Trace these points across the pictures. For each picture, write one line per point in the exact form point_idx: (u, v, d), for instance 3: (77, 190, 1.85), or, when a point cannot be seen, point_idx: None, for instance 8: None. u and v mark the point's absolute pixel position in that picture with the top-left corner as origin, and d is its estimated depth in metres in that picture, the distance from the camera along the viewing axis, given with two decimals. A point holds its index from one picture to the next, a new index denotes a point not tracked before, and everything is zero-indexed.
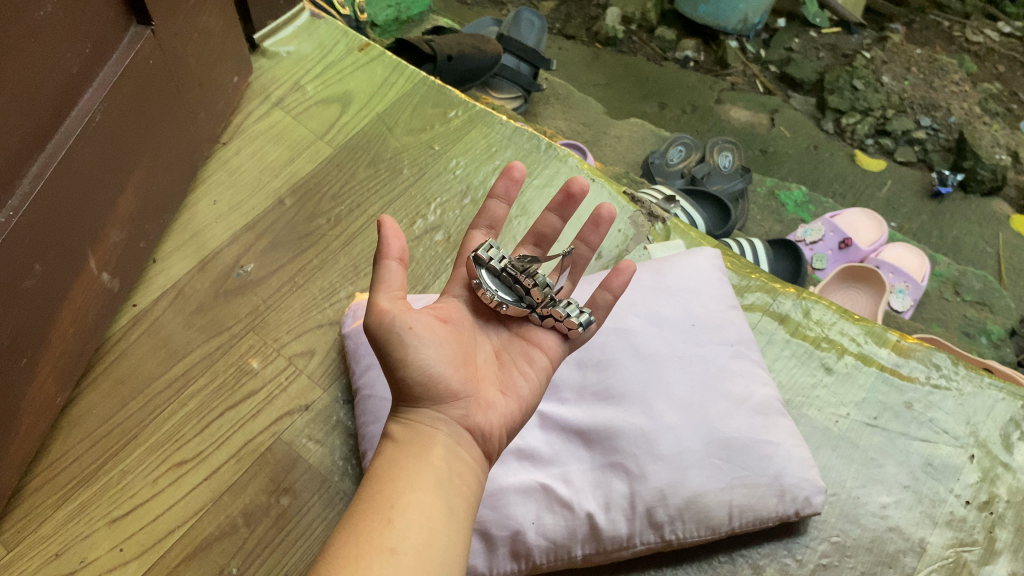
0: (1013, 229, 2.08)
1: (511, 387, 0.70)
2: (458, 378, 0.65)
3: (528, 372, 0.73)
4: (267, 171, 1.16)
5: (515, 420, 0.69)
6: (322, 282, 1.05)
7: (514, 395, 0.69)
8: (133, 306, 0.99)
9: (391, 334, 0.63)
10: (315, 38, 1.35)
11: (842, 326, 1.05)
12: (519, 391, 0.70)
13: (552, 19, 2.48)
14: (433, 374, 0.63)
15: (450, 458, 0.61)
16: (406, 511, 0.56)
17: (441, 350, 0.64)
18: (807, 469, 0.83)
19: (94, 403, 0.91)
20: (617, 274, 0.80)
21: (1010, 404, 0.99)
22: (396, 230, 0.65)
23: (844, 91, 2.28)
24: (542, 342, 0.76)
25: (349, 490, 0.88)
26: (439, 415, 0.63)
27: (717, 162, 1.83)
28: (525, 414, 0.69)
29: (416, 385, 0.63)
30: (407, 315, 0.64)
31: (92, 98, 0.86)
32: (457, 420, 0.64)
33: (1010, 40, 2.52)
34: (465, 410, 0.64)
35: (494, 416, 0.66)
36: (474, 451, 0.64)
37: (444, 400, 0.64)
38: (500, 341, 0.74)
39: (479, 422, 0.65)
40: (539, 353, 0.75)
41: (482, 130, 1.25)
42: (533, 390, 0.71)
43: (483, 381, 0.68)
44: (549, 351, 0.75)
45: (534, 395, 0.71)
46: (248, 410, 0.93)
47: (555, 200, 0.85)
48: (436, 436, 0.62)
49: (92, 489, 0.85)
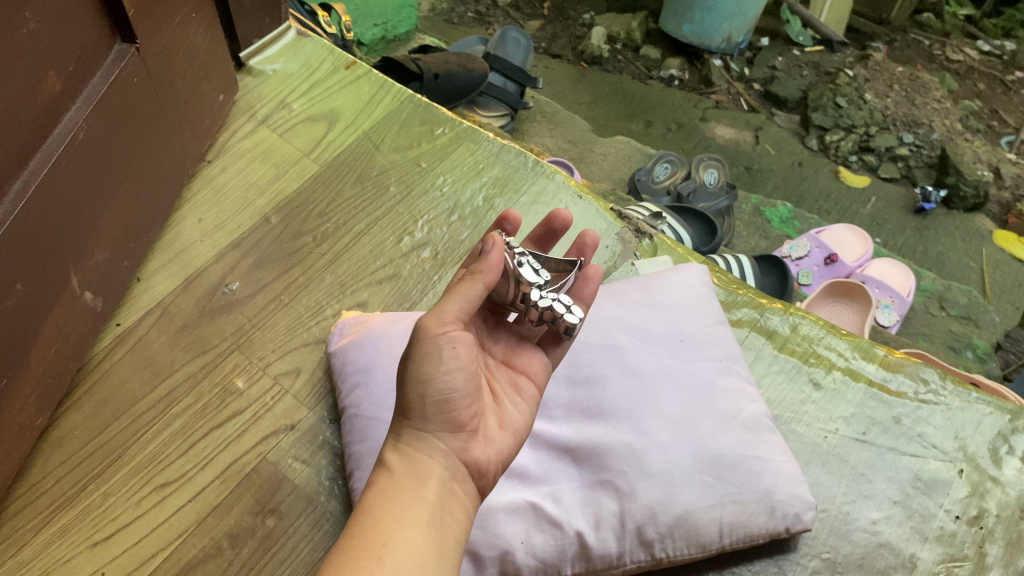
0: (996, 244, 2.09)
1: (506, 419, 0.69)
2: (469, 410, 0.64)
3: (520, 403, 0.72)
4: (253, 190, 1.15)
5: (509, 454, 0.68)
6: (309, 300, 1.05)
7: (509, 428, 0.69)
8: (116, 326, 0.98)
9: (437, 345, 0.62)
10: (302, 56, 1.35)
11: (829, 341, 1.05)
12: (513, 423, 0.70)
13: (538, 39, 2.53)
14: (452, 398, 0.62)
15: (444, 494, 0.60)
16: (397, 550, 0.54)
17: (468, 378, 0.63)
18: (796, 486, 0.83)
19: (76, 424, 0.89)
20: (586, 282, 0.80)
21: (997, 418, 0.99)
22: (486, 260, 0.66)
23: (827, 108, 2.29)
24: (526, 369, 0.75)
25: (336, 511, 0.87)
26: (439, 445, 0.62)
27: (703, 178, 1.85)
28: (519, 448, 0.68)
29: (431, 406, 0.62)
30: (456, 332, 0.63)
31: (76, 115, 0.86)
32: (457, 452, 0.63)
33: (988, 58, 2.59)
34: (466, 442, 0.64)
35: (492, 451, 0.66)
36: (468, 485, 0.63)
37: (448, 430, 0.62)
38: (488, 367, 0.72)
39: (477, 456, 0.64)
40: (527, 382, 0.74)
41: (469, 148, 1.25)
42: (525, 421, 0.71)
43: (484, 412, 0.67)
44: (536, 378, 0.75)
45: (526, 428, 0.71)
46: (233, 431, 0.91)
47: (535, 232, 0.87)
48: (432, 468, 0.61)
49: (73, 512, 0.83)
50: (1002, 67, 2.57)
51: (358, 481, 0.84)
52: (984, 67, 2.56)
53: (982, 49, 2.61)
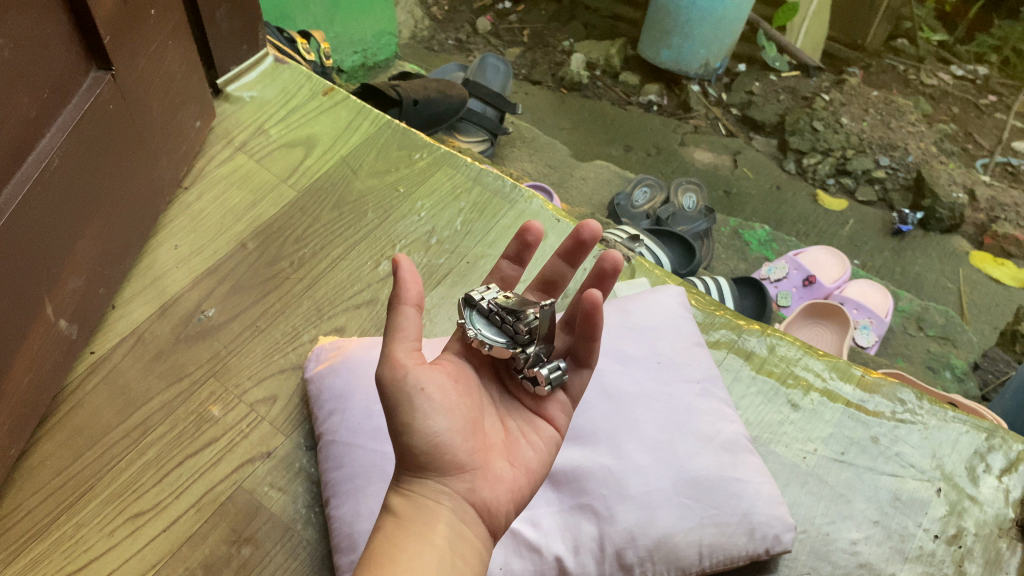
0: (973, 264, 2.11)
1: (518, 457, 0.67)
2: (465, 449, 0.62)
3: (535, 442, 0.70)
4: (229, 216, 1.15)
5: (524, 492, 0.66)
6: (285, 326, 1.04)
7: (521, 466, 0.67)
8: (90, 354, 0.97)
9: (400, 394, 0.60)
10: (279, 83, 1.36)
11: (806, 362, 1.06)
12: (526, 461, 0.68)
13: (518, 66, 2.56)
14: (441, 443, 0.60)
15: (452, 538, 0.57)
16: None
17: (451, 417, 0.61)
18: (775, 507, 0.83)
19: (49, 454, 0.88)
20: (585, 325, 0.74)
21: (974, 436, 1.00)
22: (413, 272, 0.61)
23: (805, 132, 2.34)
24: (543, 409, 0.74)
25: (313, 539, 0.86)
26: (443, 489, 0.59)
27: (682, 203, 1.86)
28: (535, 485, 0.66)
29: (423, 455, 0.60)
30: (418, 373, 0.61)
31: (50, 142, 0.85)
32: (462, 494, 0.60)
33: (962, 82, 2.64)
34: (471, 484, 0.61)
35: (503, 489, 0.63)
36: (478, 528, 0.60)
37: (450, 472, 0.60)
38: (501, 407, 0.72)
39: (486, 497, 0.62)
40: (540, 420, 0.73)
41: (447, 172, 1.26)
42: (539, 460, 0.69)
43: (491, 452, 0.65)
44: (551, 416, 0.74)
45: (542, 465, 0.69)
46: (208, 459, 0.90)
47: (564, 246, 0.82)
48: (439, 515, 0.58)
49: (45, 543, 0.82)
50: (975, 91, 2.61)
51: (334, 508, 0.83)
52: (957, 91, 2.60)
53: (956, 74, 2.67)
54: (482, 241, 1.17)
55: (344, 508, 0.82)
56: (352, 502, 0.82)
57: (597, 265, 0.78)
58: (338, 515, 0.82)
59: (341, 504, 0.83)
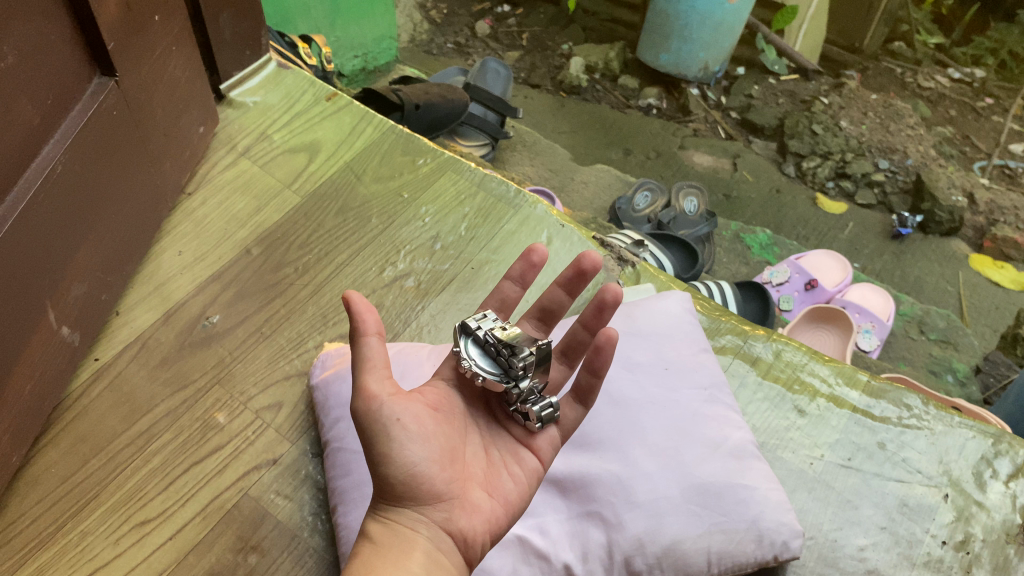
0: (973, 268, 2.11)
1: (497, 489, 0.67)
2: (442, 477, 0.61)
3: (516, 473, 0.69)
4: (233, 221, 1.15)
5: (500, 524, 0.65)
6: (290, 332, 1.04)
7: (499, 498, 0.66)
8: (94, 361, 0.97)
9: (376, 424, 0.59)
10: (282, 89, 1.35)
11: (812, 367, 1.05)
12: (506, 494, 0.67)
13: (518, 69, 2.56)
14: (416, 473, 0.59)
15: (429, 566, 0.56)
16: None
17: (427, 447, 0.61)
18: (784, 514, 0.82)
19: (54, 461, 0.88)
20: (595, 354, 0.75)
21: (980, 441, 1.00)
22: (366, 304, 0.61)
23: (804, 135, 2.33)
24: (530, 440, 0.73)
25: (320, 547, 0.86)
26: (420, 517, 0.59)
27: (683, 207, 1.85)
28: (512, 519, 0.65)
29: (399, 484, 0.59)
30: (394, 404, 0.61)
31: (54, 149, 0.85)
32: (439, 523, 0.60)
33: (959, 85, 2.65)
34: (448, 513, 0.61)
35: (480, 519, 0.63)
36: (455, 557, 0.59)
37: (426, 502, 0.60)
38: (487, 436, 0.71)
39: (463, 527, 0.61)
40: (525, 452, 0.72)
41: (451, 178, 1.26)
42: (520, 492, 0.68)
43: (470, 481, 0.65)
44: (537, 448, 0.73)
45: (521, 497, 0.68)
46: (214, 466, 0.90)
47: (565, 275, 0.83)
48: (415, 542, 0.57)
49: (50, 552, 0.81)
50: (972, 94, 2.62)
51: (341, 516, 0.83)
52: (955, 94, 2.61)
53: (954, 77, 2.67)
54: (486, 246, 1.17)
55: (352, 516, 0.82)
56: (359, 509, 0.82)
57: (598, 296, 0.78)
58: (345, 522, 0.82)
59: (349, 511, 0.82)
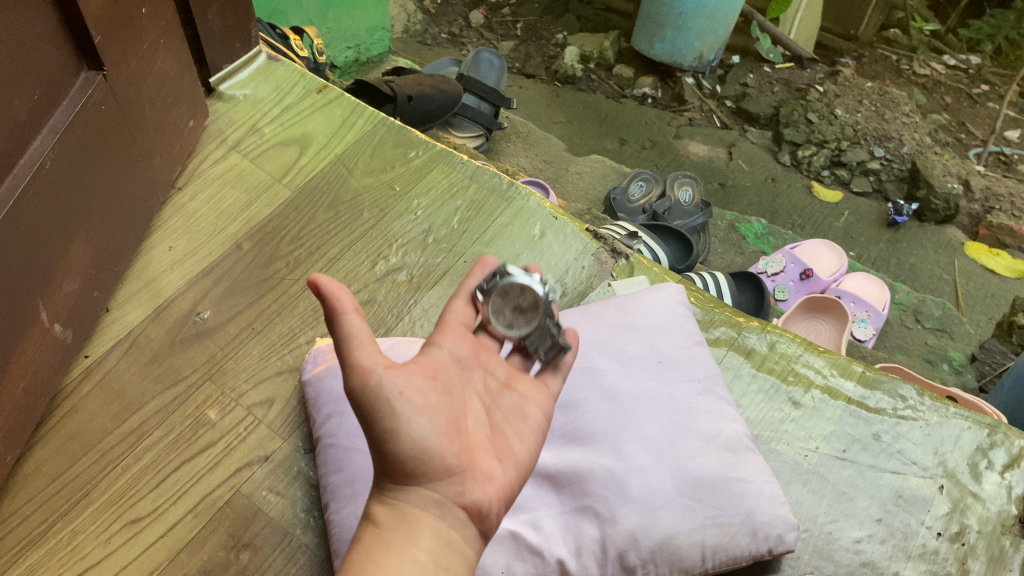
0: (968, 256, 2.10)
1: (505, 452, 0.63)
2: (451, 450, 0.57)
3: (523, 432, 0.65)
4: (224, 216, 1.14)
5: (513, 489, 0.62)
6: (282, 328, 1.03)
7: (509, 460, 0.62)
8: (85, 358, 0.96)
9: (378, 400, 0.54)
10: (272, 81, 1.34)
11: (807, 359, 1.05)
12: (515, 455, 0.63)
13: (512, 59, 2.55)
14: (428, 447, 0.55)
15: (438, 552, 0.53)
16: None
17: (434, 419, 0.56)
18: (778, 507, 0.82)
19: (45, 459, 0.87)
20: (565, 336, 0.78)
21: (976, 432, 0.99)
22: (334, 283, 0.54)
23: (799, 124, 2.32)
24: (531, 397, 0.69)
25: (313, 544, 0.85)
26: (431, 496, 0.55)
27: (678, 196, 1.87)
28: (524, 481, 0.62)
29: (408, 462, 0.55)
30: (394, 376, 0.55)
31: (43, 144, 0.84)
32: (452, 499, 0.56)
33: (954, 72, 2.65)
34: (461, 487, 0.57)
35: (493, 488, 0.59)
36: (468, 533, 0.56)
37: (438, 479, 0.56)
38: (490, 394, 0.67)
39: (478, 499, 0.57)
40: (530, 407, 0.68)
41: (443, 170, 1.24)
42: (528, 451, 0.64)
43: (478, 447, 0.60)
44: (539, 405, 0.69)
45: (531, 456, 0.64)
46: (206, 463, 0.89)
47: None
48: (424, 526, 0.54)
49: (41, 551, 0.81)
50: (967, 81, 2.61)
51: (334, 513, 0.82)
52: (950, 81, 2.60)
53: (949, 64, 2.67)
54: (479, 239, 1.16)
55: (344, 513, 0.81)
56: (352, 506, 0.81)
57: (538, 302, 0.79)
58: (338, 519, 0.81)
59: (342, 508, 0.82)
